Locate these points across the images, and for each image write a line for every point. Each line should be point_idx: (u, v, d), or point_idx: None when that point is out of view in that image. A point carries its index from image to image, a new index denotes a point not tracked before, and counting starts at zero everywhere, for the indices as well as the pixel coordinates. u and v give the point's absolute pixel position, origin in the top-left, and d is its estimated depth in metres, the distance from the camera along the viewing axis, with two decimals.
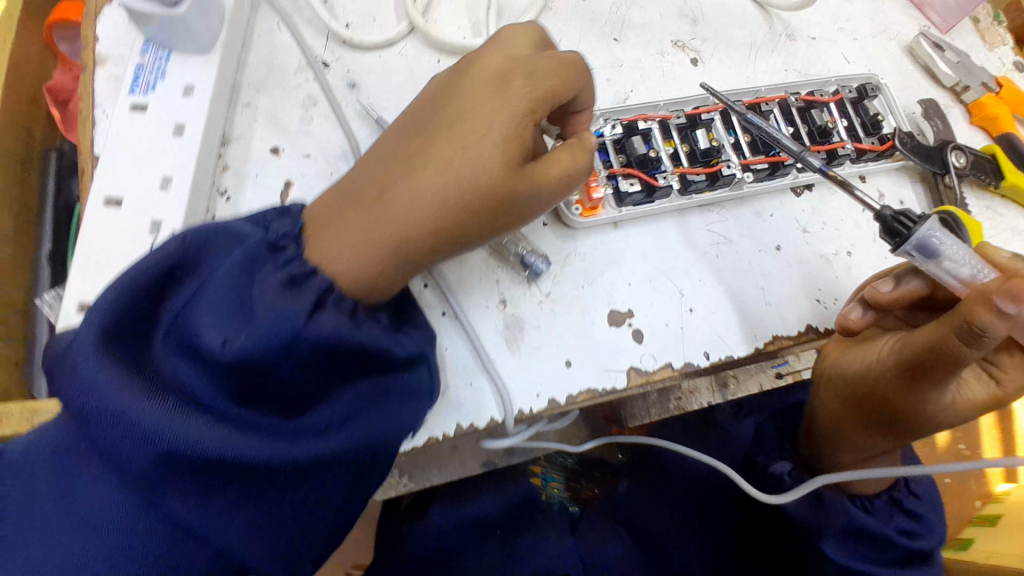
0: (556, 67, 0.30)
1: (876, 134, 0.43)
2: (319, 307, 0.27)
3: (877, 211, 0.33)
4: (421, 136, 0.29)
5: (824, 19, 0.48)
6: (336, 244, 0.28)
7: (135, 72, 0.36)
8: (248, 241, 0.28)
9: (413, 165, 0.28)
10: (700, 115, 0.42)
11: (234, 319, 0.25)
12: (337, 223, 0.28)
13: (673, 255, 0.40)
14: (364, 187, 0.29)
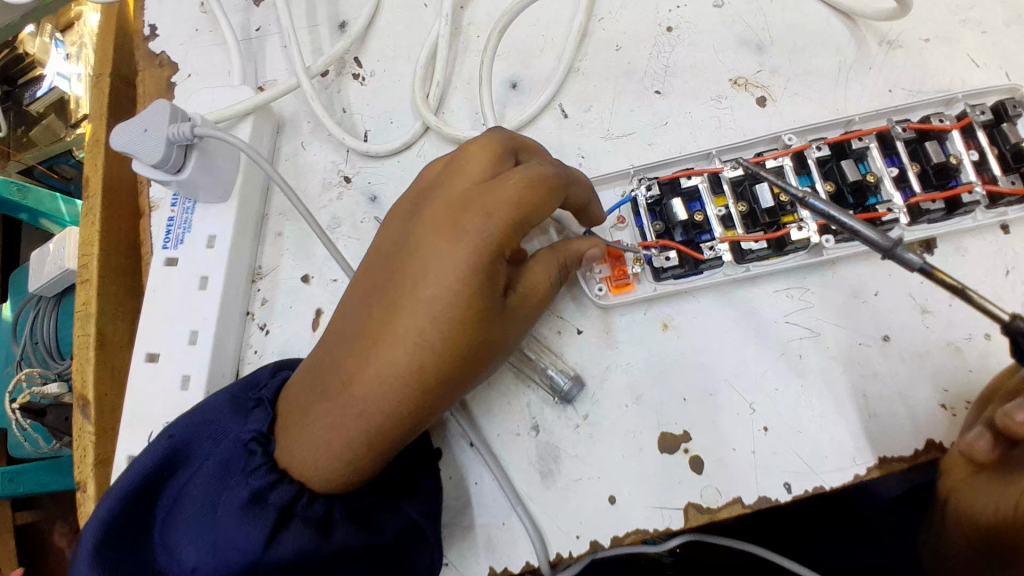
0: (512, 198, 0.28)
1: (1018, 170, 0.32)
2: (285, 522, 0.27)
3: (1004, 322, 0.23)
4: (364, 302, 0.28)
5: (941, 14, 0.37)
6: (302, 439, 0.28)
7: (167, 226, 0.37)
8: (222, 443, 0.29)
9: (358, 337, 0.27)
10: (764, 164, 0.34)
11: (216, 538, 0.27)
12: (296, 415, 0.28)
13: (741, 358, 0.33)
14: (324, 367, 0.28)
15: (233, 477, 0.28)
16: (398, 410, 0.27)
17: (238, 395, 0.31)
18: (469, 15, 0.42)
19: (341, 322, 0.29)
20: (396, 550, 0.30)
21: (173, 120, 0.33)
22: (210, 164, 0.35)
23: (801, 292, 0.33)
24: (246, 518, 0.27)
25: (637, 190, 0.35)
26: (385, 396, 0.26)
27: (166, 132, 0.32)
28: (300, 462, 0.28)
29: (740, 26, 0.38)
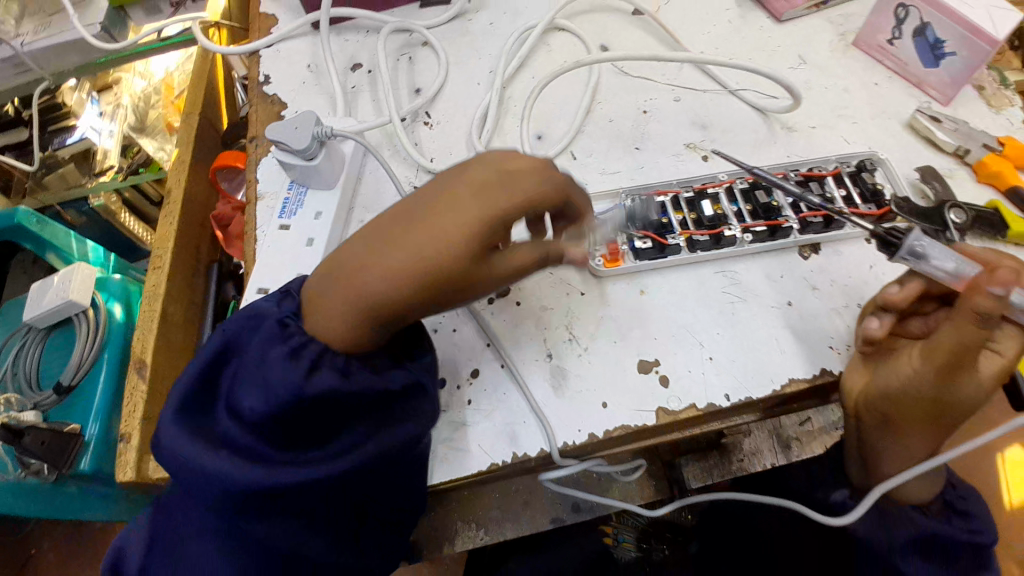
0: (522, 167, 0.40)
1: (873, 202, 0.50)
2: (316, 368, 0.35)
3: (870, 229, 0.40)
4: (394, 218, 0.37)
5: (824, 111, 0.57)
6: (326, 309, 0.36)
7: (284, 201, 0.51)
8: (265, 320, 0.36)
9: (387, 238, 0.36)
10: (706, 190, 0.51)
11: (261, 386, 0.34)
12: (328, 290, 0.37)
13: (693, 313, 0.47)
14: (354, 260, 0.36)
15: (272, 344, 0.35)
16: (408, 294, 0.35)
17: (284, 294, 0.39)
18: (510, 90, 0.60)
19: (368, 234, 0.37)
20: (395, 394, 0.38)
21: (317, 123, 0.48)
22: (330, 160, 0.50)
23: (732, 273, 0.49)
24: (286, 365, 0.34)
25: (625, 202, 0.51)
26: (404, 279, 0.35)
27: (314, 130, 0.48)
28: (331, 325, 0.36)
29: (692, 111, 0.57)
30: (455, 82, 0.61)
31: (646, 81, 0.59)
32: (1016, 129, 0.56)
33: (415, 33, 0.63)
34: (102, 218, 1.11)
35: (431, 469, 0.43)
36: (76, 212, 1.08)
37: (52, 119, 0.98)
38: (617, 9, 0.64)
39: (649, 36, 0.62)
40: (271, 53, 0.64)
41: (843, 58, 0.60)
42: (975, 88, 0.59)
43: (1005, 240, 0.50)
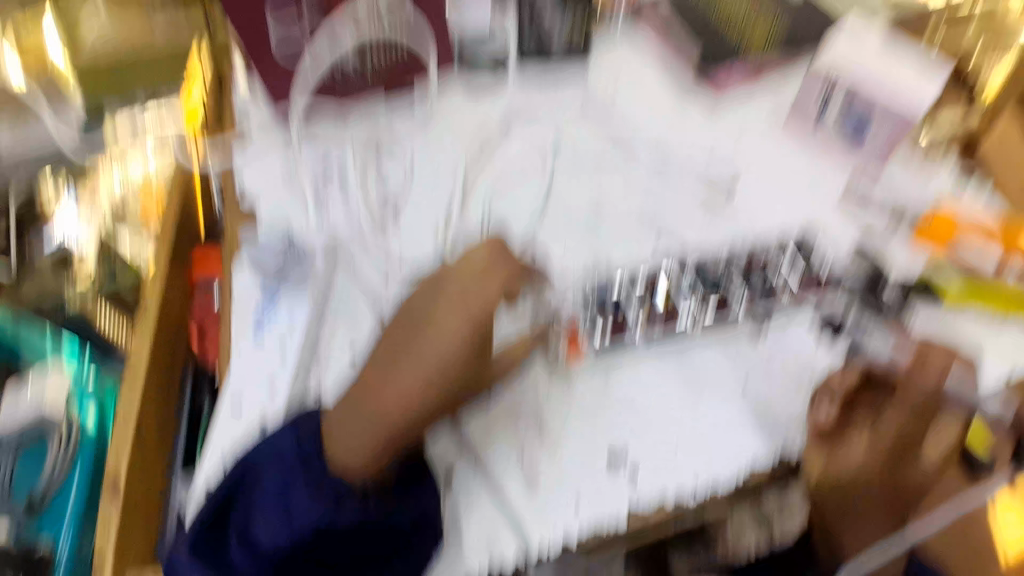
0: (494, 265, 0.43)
1: (812, 282, 0.54)
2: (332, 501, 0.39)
3: None
4: (401, 336, 0.41)
5: (763, 194, 0.61)
6: (348, 433, 0.40)
7: (257, 316, 0.54)
8: (287, 455, 0.41)
9: (397, 360, 0.40)
10: (658, 278, 0.54)
11: (275, 524, 0.39)
12: (349, 419, 0.40)
13: (655, 403, 0.49)
14: (370, 381, 0.40)
15: (290, 480, 0.40)
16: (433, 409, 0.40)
17: (297, 423, 0.43)
18: (470, 191, 0.63)
19: (381, 356, 0.41)
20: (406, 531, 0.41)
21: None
22: None
23: (690, 358, 0.51)
24: (314, 495, 0.39)
25: (584, 290, 0.54)
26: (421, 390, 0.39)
27: None
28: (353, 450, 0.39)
29: (641, 202, 0.61)
30: (421, 182, 0.64)
31: (598, 172, 0.63)
32: (943, 199, 0.61)
33: (381, 138, 0.67)
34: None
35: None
36: None
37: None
38: (569, 104, 0.69)
39: (598, 129, 0.67)
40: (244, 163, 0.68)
41: (777, 142, 0.65)
42: (903, 158, 0.64)
43: (943, 306, 0.54)
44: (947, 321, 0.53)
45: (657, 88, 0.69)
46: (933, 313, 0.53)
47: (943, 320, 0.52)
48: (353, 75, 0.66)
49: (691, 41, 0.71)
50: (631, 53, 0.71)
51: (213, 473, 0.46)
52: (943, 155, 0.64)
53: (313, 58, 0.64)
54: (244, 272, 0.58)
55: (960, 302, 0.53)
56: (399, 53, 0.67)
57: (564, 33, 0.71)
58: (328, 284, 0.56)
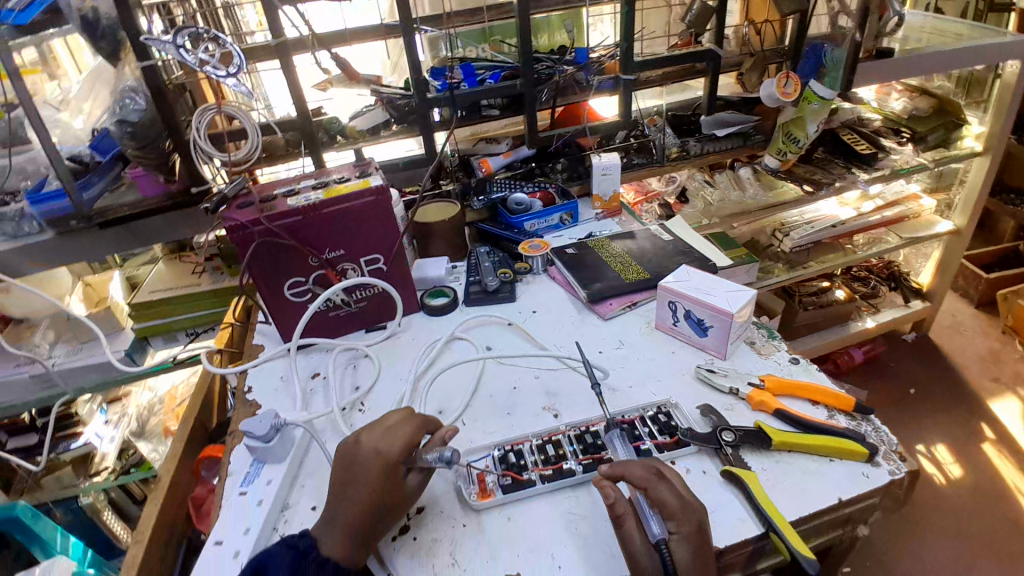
0: (403, 418, 0.66)
1: (667, 433, 0.70)
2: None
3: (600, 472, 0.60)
4: (343, 470, 0.61)
5: (638, 373, 0.81)
6: (328, 537, 0.58)
7: (246, 474, 0.71)
8: (286, 556, 0.57)
9: (343, 485, 0.60)
10: (552, 437, 0.72)
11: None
12: (325, 530, 0.59)
13: (544, 534, 0.62)
14: (337, 501, 0.59)
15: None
16: (374, 513, 0.58)
17: (286, 543, 0.58)
18: (421, 381, 0.85)
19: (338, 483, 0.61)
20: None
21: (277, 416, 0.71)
22: (284, 440, 0.71)
23: (577, 494, 0.65)
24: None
25: (494, 451, 0.71)
26: (379, 493, 0.59)
27: (273, 420, 0.70)
28: (338, 552, 0.57)
29: (546, 384, 0.82)
30: (384, 381, 0.86)
31: (515, 367, 0.85)
32: (780, 369, 0.80)
33: (359, 350, 0.91)
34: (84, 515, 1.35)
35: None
36: (61, 511, 1.33)
37: (62, 429, 1.34)
38: (498, 323, 0.95)
39: (519, 335, 0.92)
40: (255, 371, 0.91)
41: (650, 337, 0.88)
42: (747, 344, 0.85)
43: (775, 449, 0.68)
44: (778, 460, 0.67)
45: (560, 309, 0.96)
46: (766, 456, 0.67)
47: (776, 459, 0.67)
48: (341, 307, 0.93)
49: (589, 273, 0.98)
50: (543, 289, 1.01)
51: None
52: (777, 341, 0.85)
53: (312, 296, 0.90)
54: (241, 446, 0.77)
55: (787, 443, 0.68)
56: (374, 291, 0.93)
57: (495, 277, 1.02)
58: (305, 453, 0.74)
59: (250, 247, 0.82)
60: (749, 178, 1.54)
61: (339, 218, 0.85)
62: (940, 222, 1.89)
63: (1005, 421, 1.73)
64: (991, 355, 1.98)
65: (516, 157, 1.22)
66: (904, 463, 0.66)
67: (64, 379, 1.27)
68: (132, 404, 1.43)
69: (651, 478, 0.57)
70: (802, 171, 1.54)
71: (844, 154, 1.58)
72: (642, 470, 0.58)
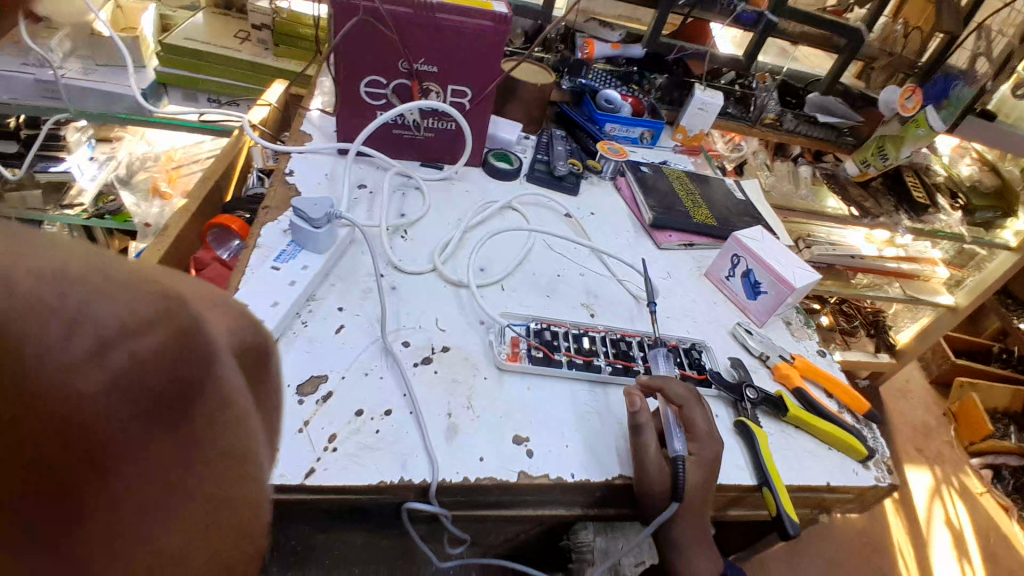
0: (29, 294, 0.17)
1: (695, 368, 0.70)
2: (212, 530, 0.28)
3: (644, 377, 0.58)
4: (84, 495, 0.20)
5: (678, 308, 0.80)
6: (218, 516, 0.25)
7: (281, 252, 0.67)
8: None
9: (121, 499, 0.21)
10: (587, 332, 0.71)
11: None
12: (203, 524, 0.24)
13: (559, 413, 0.62)
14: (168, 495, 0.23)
15: None
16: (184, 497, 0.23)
17: None
18: (469, 233, 0.81)
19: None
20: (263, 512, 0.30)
21: (331, 207, 0.68)
22: (329, 234, 0.68)
23: (601, 392, 0.66)
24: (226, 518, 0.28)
25: (529, 324, 0.70)
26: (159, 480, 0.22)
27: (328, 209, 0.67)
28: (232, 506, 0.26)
29: (590, 282, 0.80)
30: (432, 218, 0.82)
31: (562, 255, 0.83)
32: (807, 353, 0.81)
33: (412, 180, 0.87)
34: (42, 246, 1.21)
35: (317, 472, 0.51)
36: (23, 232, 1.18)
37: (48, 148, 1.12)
38: (554, 210, 0.91)
39: (571, 226, 0.89)
40: (299, 159, 0.85)
41: (698, 281, 0.86)
42: (784, 322, 0.85)
43: (786, 420, 0.70)
44: (784, 430, 0.69)
45: (619, 222, 0.92)
46: (776, 423, 0.69)
47: (782, 428, 0.69)
48: (409, 130, 0.87)
49: (658, 199, 0.94)
50: (606, 196, 0.97)
51: None
52: (812, 329, 0.86)
53: (386, 106, 0.84)
54: (275, 225, 0.73)
55: (799, 418, 0.69)
56: (448, 125, 0.87)
57: (564, 165, 0.96)
58: (341, 255, 0.71)
59: (349, 22, 0.74)
60: (806, 178, 1.40)
61: (448, 30, 0.77)
62: (943, 294, 1.77)
63: (911, 489, 1.79)
64: (924, 429, 2.02)
65: (624, 53, 1.14)
66: (890, 474, 0.68)
67: (69, 96, 1.07)
68: (124, 149, 1.24)
69: (689, 399, 0.56)
70: (854, 192, 1.42)
71: (899, 194, 1.49)
72: (684, 389, 0.57)
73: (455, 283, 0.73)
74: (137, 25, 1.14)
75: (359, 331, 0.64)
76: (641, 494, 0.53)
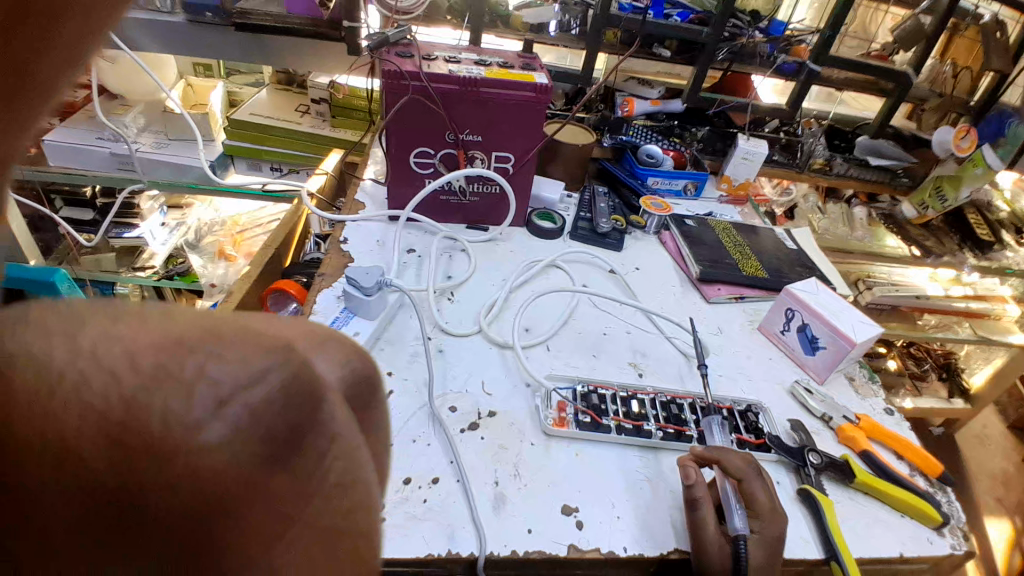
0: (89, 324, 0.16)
1: (752, 432, 0.67)
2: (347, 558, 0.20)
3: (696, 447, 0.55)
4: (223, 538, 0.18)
5: (731, 366, 0.78)
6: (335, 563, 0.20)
7: (334, 319, 0.70)
8: None
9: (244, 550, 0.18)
10: (636, 394, 0.69)
11: None
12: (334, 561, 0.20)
13: (610, 481, 0.60)
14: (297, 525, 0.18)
15: None
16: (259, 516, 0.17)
17: None
18: (514, 294, 0.82)
19: (45, 391, 0.15)
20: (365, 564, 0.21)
21: (381, 275, 0.70)
22: (379, 301, 0.70)
23: (652, 458, 0.64)
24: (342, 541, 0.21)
25: (576, 387, 0.69)
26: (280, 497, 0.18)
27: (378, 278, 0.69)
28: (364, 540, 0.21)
29: (637, 342, 0.78)
30: (477, 279, 0.84)
31: (607, 313, 0.82)
32: (875, 413, 0.76)
33: (458, 243, 0.89)
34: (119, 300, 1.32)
35: None
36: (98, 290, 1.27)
37: (122, 215, 1.23)
38: (598, 266, 0.91)
39: (615, 283, 0.88)
40: (352, 226, 0.90)
41: (751, 336, 0.84)
42: (846, 378, 0.80)
43: (854, 486, 0.65)
44: (852, 498, 0.64)
45: (664, 277, 0.92)
46: (843, 489, 0.64)
47: (850, 495, 0.64)
48: (455, 195, 0.90)
49: (703, 251, 0.93)
50: (650, 251, 0.97)
51: None
52: (877, 386, 0.81)
53: (434, 174, 0.88)
54: (329, 292, 0.76)
55: (866, 484, 0.64)
56: (492, 189, 0.90)
57: (607, 221, 0.97)
58: (389, 321, 0.73)
59: (399, 100, 0.79)
60: (862, 219, 1.35)
61: (492, 101, 0.81)
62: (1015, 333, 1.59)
63: (991, 541, 1.61)
64: (1003, 477, 1.81)
65: (664, 109, 1.17)
66: (968, 541, 0.62)
67: (143, 169, 1.16)
68: (193, 216, 1.35)
69: (749, 472, 0.54)
70: (912, 232, 1.35)
71: (963, 232, 1.41)
72: (740, 461, 0.54)
73: (500, 346, 0.73)
74: (206, 102, 1.30)
75: (408, 397, 0.65)
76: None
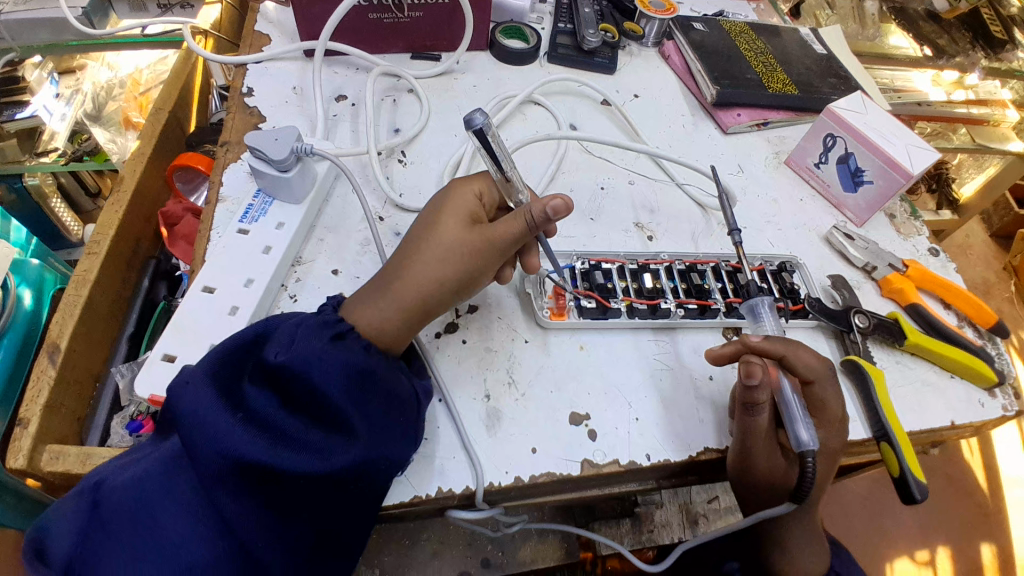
0: (463, 258, 0.42)
1: (790, 298, 0.56)
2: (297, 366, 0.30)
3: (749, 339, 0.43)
4: (425, 308, 0.43)
5: (755, 216, 0.64)
6: (375, 310, 0.42)
7: (247, 207, 0.52)
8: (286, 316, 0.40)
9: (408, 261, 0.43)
10: (648, 265, 0.56)
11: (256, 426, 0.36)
12: (380, 299, 0.42)
13: (625, 376, 0.50)
14: (403, 281, 0.42)
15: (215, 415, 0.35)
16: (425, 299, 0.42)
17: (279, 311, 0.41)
18: None
19: (442, 263, 0.42)
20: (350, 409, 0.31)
21: (298, 140, 0.51)
22: (305, 175, 0.52)
23: (669, 341, 0.52)
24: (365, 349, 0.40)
25: (575, 263, 0.55)
26: (418, 294, 0.42)
27: (294, 145, 0.50)
28: (378, 319, 0.42)
29: (642, 196, 0.63)
30: (434, 132, 0.64)
31: (604, 160, 0.66)
32: (921, 254, 0.65)
33: (403, 80, 0.68)
34: (32, 202, 1.07)
35: None
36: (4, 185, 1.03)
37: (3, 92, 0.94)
38: (587, 97, 0.72)
39: (613, 120, 0.70)
40: (258, 70, 0.67)
41: (777, 172, 0.69)
42: (886, 216, 0.67)
43: (903, 347, 0.55)
44: (899, 361, 0.55)
45: (672, 106, 0.73)
46: (891, 353, 0.55)
47: (898, 360, 0.55)
48: (390, 11, 0.66)
49: (721, 62, 0.72)
50: (649, 71, 0.76)
51: (163, 346, 0.44)
52: (921, 221, 0.68)
53: None
54: (239, 168, 0.57)
55: (920, 346, 0.54)
56: None
57: (597, 31, 0.73)
58: (323, 201, 0.56)
59: None
60: (874, 14, 1.13)
61: None
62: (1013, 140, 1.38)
63: None
64: (983, 286, 1.82)
65: None
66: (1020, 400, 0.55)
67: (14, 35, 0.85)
68: (88, 80, 1.03)
69: (823, 373, 0.44)
70: (925, 28, 1.16)
71: (974, 29, 1.16)
72: (816, 359, 0.43)
73: None
74: None
75: None
76: (747, 482, 0.44)
